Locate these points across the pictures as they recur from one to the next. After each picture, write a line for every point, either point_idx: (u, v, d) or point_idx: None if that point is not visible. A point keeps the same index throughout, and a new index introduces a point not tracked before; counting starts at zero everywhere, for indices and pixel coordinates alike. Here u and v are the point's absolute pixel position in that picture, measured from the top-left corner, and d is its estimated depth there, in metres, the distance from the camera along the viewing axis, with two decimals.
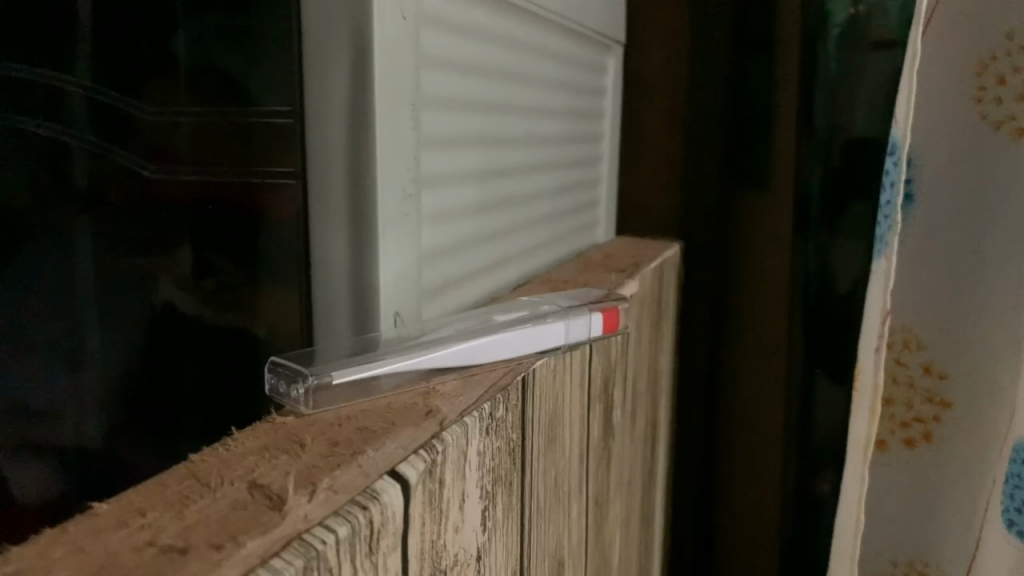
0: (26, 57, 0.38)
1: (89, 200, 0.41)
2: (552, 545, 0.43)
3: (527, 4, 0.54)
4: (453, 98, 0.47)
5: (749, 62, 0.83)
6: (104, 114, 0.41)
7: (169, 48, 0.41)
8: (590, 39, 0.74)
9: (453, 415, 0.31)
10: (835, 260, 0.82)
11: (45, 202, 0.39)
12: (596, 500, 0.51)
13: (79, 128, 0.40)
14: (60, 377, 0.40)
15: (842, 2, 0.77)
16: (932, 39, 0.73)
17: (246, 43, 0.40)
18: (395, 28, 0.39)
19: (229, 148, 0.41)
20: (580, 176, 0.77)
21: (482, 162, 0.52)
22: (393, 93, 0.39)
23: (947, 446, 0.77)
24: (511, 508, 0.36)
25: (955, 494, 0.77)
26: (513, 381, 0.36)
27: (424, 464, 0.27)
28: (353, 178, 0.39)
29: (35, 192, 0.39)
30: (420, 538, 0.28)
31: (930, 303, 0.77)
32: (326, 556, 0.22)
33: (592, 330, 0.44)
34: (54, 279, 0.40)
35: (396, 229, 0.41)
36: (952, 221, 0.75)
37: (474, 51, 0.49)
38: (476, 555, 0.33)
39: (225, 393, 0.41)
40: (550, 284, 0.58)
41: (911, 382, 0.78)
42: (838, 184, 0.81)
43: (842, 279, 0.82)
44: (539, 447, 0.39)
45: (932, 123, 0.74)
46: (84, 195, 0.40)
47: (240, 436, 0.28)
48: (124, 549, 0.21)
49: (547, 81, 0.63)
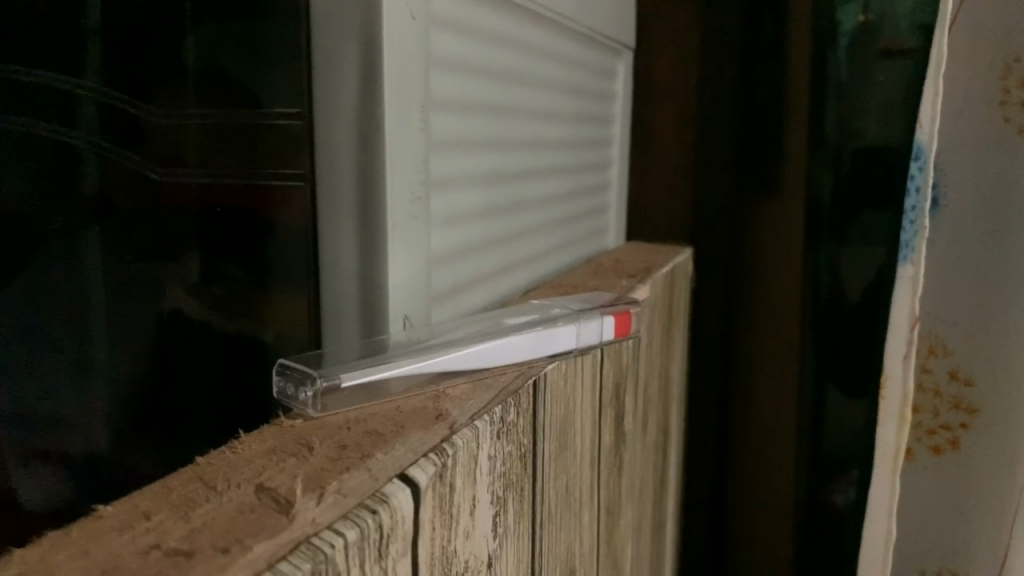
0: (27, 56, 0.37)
1: (97, 205, 0.40)
2: (563, 553, 0.42)
3: (536, 6, 0.54)
4: (461, 101, 0.46)
5: (758, 64, 0.82)
6: (114, 119, 0.40)
7: (181, 55, 0.41)
8: (596, 42, 0.72)
9: (463, 419, 0.30)
10: (844, 270, 0.78)
11: (55, 213, 0.39)
12: (607, 506, 0.50)
13: (87, 129, 0.40)
14: (70, 392, 0.40)
15: (852, 11, 0.75)
16: (961, 32, 0.76)
17: (256, 51, 0.40)
18: (405, 30, 0.38)
19: (235, 150, 0.41)
20: (587, 181, 0.75)
21: (491, 166, 0.51)
22: (403, 98, 0.39)
23: (976, 437, 0.79)
24: (522, 514, 0.36)
25: (986, 490, 0.79)
26: (524, 385, 0.35)
27: (433, 468, 0.27)
28: (362, 180, 0.39)
29: (44, 199, 0.38)
30: (430, 543, 0.27)
31: (962, 298, 0.79)
32: (334, 559, 0.22)
33: (604, 334, 0.43)
34: (61, 285, 0.39)
35: (404, 232, 0.40)
36: (981, 213, 0.77)
37: (487, 55, 0.49)
38: (487, 561, 0.32)
39: (239, 394, 0.43)
40: (562, 288, 0.58)
41: (937, 389, 0.81)
42: (850, 192, 0.77)
43: (853, 289, 0.78)
44: (549, 453, 0.38)
45: (952, 125, 0.78)
46: (93, 203, 0.40)
47: (248, 439, 0.28)
48: (128, 553, 0.20)
49: (554, 84, 0.62)
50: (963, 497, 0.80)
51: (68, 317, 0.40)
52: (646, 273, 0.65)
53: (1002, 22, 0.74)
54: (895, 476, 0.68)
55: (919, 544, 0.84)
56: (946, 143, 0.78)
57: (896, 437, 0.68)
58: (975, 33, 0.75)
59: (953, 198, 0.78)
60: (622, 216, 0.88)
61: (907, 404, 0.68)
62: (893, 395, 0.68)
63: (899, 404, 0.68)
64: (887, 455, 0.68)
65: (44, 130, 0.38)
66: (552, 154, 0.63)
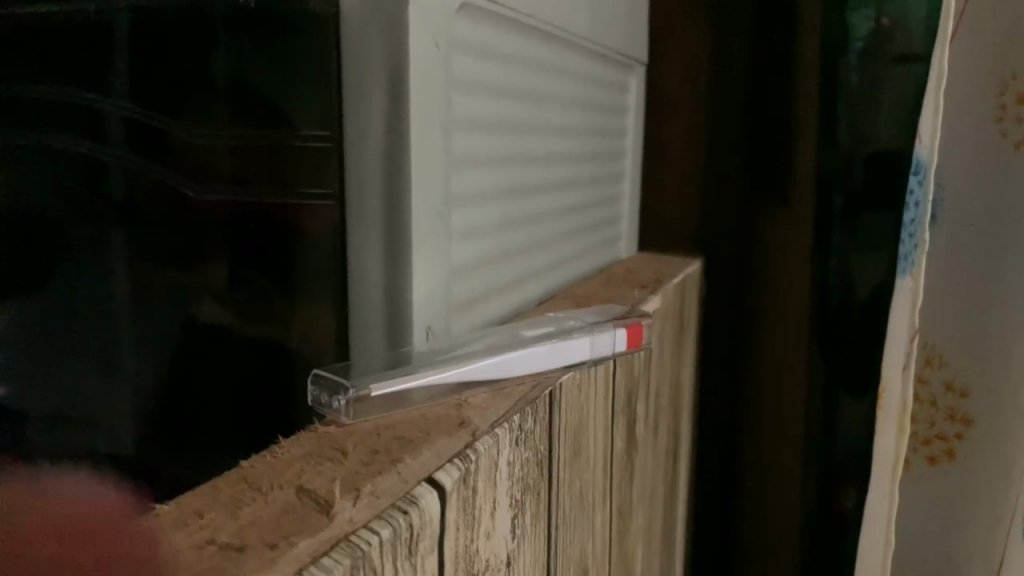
0: (52, 68, 0.35)
1: (124, 212, 0.38)
2: (577, 554, 0.44)
3: (551, 27, 0.56)
4: (481, 121, 0.48)
5: (767, 78, 0.84)
6: (140, 128, 0.38)
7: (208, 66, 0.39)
8: (610, 58, 0.74)
9: (484, 426, 0.32)
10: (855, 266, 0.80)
11: (72, 214, 0.37)
12: (619, 509, 0.52)
13: (113, 143, 0.38)
14: (92, 389, 0.37)
15: (864, 17, 0.77)
16: (959, 51, 0.78)
17: (285, 59, 0.40)
18: (429, 58, 0.40)
19: (265, 166, 0.41)
20: (600, 192, 0.77)
21: (508, 181, 0.53)
22: (427, 123, 0.41)
23: (974, 446, 0.81)
24: (538, 516, 0.37)
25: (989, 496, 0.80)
26: (541, 394, 0.37)
27: (458, 473, 0.29)
28: (389, 199, 0.41)
29: (65, 202, 0.36)
30: (455, 542, 0.29)
31: (960, 310, 0.81)
32: (370, 556, 0.24)
33: (617, 345, 0.45)
34: (87, 276, 0.37)
35: (429, 248, 0.43)
36: (979, 228, 0.79)
37: (505, 76, 0.51)
38: (506, 561, 0.34)
39: (259, 402, 0.41)
40: (575, 298, 0.60)
41: (933, 400, 0.83)
42: (862, 199, 0.79)
43: (862, 285, 0.79)
44: (564, 459, 0.40)
45: (950, 141, 0.80)
46: (118, 211, 0.38)
47: (286, 444, 0.30)
48: (185, 548, 0.23)
49: (569, 101, 0.64)
50: (962, 504, 0.82)
51: (98, 314, 0.38)
52: (658, 282, 0.67)
53: (1001, 40, 0.76)
54: (893, 484, 0.70)
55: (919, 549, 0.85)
56: (943, 160, 0.80)
57: (894, 446, 0.69)
58: (974, 51, 0.78)
59: (951, 212, 0.80)
60: (635, 226, 0.90)
61: (906, 414, 0.69)
62: (891, 405, 0.69)
63: (898, 415, 0.69)
64: (887, 464, 0.69)
65: (60, 138, 0.36)
66: (567, 167, 0.65)
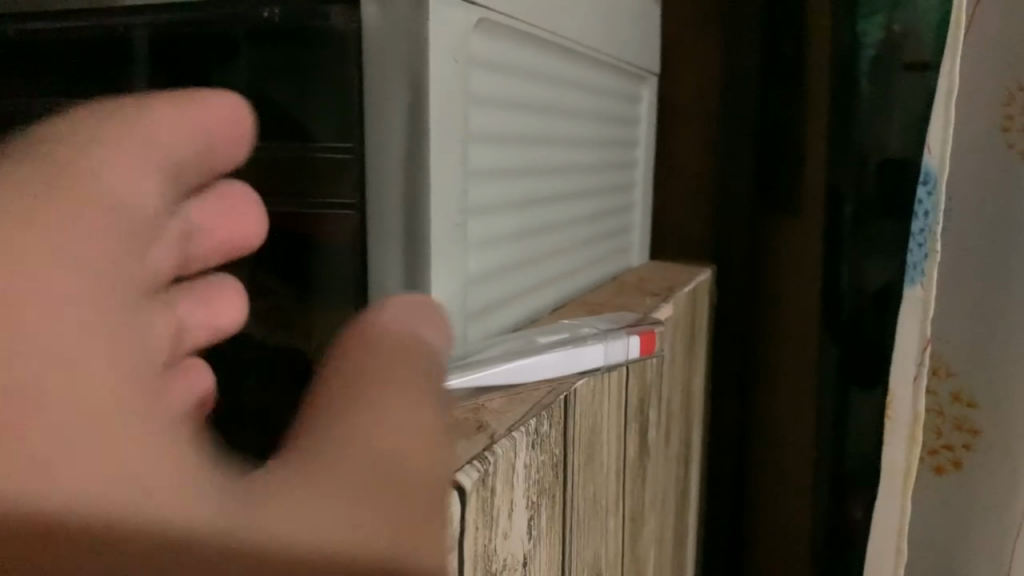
0: None
1: None
2: (591, 556, 0.45)
3: (566, 42, 0.57)
4: (498, 134, 0.49)
5: (777, 89, 0.85)
6: None
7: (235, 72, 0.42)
8: (622, 70, 0.76)
9: (501, 429, 0.34)
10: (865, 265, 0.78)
11: None
12: (632, 514, 0.53)
13: None
14: None
15: (876, 23, 0.75)
16: (966, 63, 0.79)
17: (303, 69, 0.41)
18: (449, 74, 0.42)
19: (286, 179, 0.43)
20: (613, 202, 0.78)
21: (523, 192, 0.55)
22: (447, 137, 0.42)
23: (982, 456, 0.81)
24: (554, 518, 0.38)
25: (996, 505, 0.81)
26: (556, 399, 0.38)
27: (477, 474, 0.30)
28: (409, 208, 0.42)
29: None
30: (473, 541, 0.31)
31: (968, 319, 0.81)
32: None
33: (630, 352, 0.45)
34: None
35: (447, 257, 0.44)
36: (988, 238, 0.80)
37: (521, 89, 0.52)
38: (523, 561, 0.35)
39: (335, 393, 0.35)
40: (588, 306, 0.61)
41: (940, 409, 0.83)
42: (869, 209, 0.77)
43: (874, 274, 0.77)
44: (578, 462, 0.41)
45: (957, 153, 0.80)
46: None
47: None
48: None
49: (583, 113, 0.65)
50: (970, 513, 0.83)
51: None
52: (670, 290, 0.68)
53: (1006, 54, 0.77)
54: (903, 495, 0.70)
55: (928, 558, 0.86)
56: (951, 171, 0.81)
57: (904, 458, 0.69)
58: (979, 64, 0.79)
59: (960, 223, 0.81)
60: (647, 234, 0.90)
61: (915, 427, 0.70)
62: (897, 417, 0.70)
63: (909, 426, 0.70)
64: (899, 475, 0.70)
65: None
66: (581, 178, 0.66)
